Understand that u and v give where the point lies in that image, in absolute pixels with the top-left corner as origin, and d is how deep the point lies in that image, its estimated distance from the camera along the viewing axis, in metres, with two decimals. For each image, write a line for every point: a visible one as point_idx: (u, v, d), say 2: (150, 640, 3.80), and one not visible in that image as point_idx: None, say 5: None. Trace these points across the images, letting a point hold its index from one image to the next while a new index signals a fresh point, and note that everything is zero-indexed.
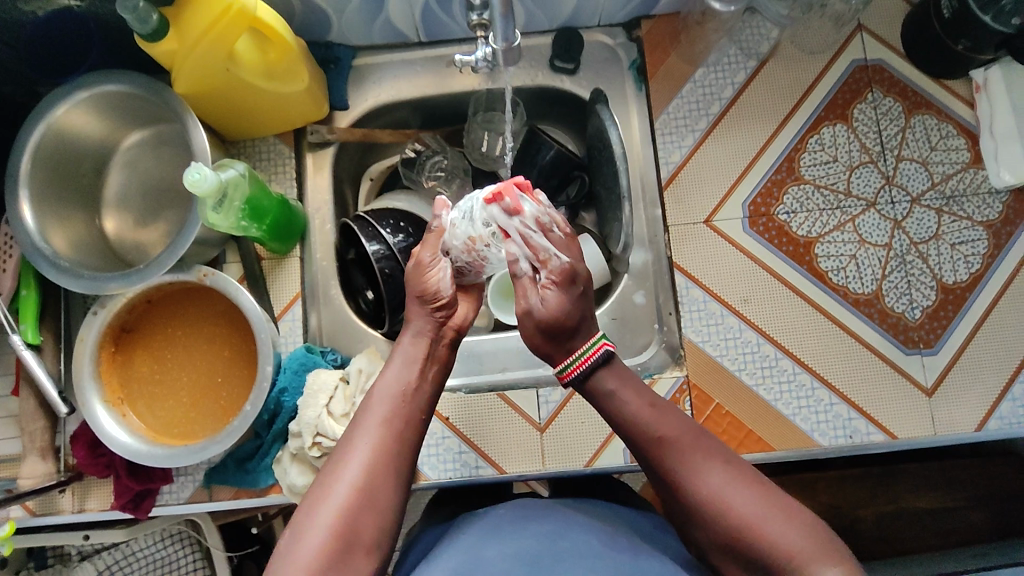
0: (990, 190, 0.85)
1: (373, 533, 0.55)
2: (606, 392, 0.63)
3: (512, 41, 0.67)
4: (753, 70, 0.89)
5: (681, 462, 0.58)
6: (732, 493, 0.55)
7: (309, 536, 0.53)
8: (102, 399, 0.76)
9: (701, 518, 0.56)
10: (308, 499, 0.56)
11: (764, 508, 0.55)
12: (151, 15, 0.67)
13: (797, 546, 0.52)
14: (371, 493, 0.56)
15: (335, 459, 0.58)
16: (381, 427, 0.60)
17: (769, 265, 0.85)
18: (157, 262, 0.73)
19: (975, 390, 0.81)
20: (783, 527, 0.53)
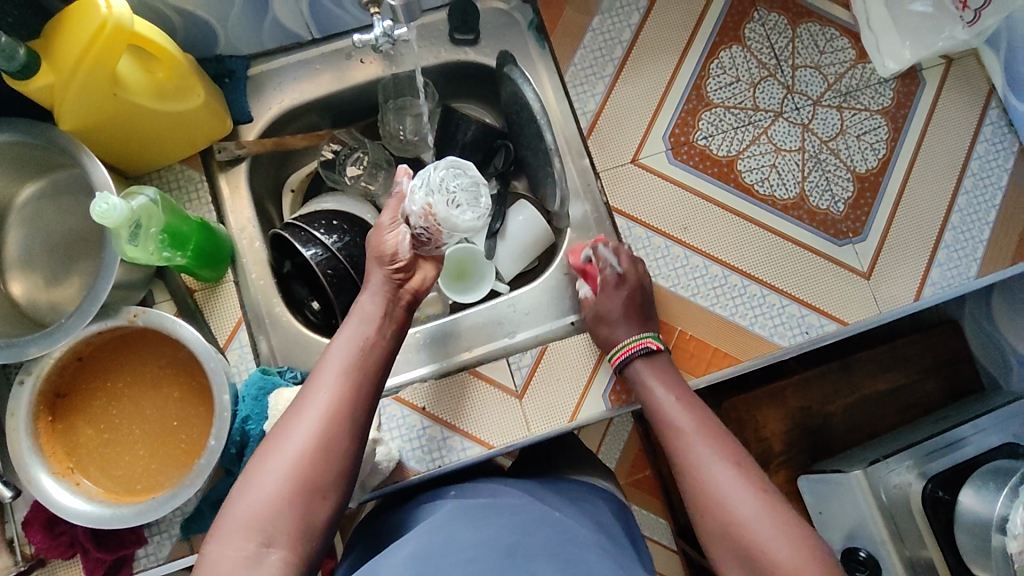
0: (879, 80, 0.91)
1: (330, 481, 0.59)
2: (640, 378, 0.77)
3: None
4: (645, 10, 0.91)
5: (696, 464, 0.66)
6: (735, 495, 0.62)
7: (263, 483, 0.57)
8: (49, 471, 0.70)
9: (703, 504, 0.64)
10: (263, 451, 0.60)
11: (772, 530, 0.60)
12: (17, 49, 0.62)
13: (787, 555, 0.58)
14: (326, 445, 0.59)
15: (289, 417, 0.61)
16: (337, 380, 0.62)
17: (700, 189, 0.87)
18: (79, 312, 0.68)
19: (905, 264, 0.87)
20: (777, 538, 0.59)
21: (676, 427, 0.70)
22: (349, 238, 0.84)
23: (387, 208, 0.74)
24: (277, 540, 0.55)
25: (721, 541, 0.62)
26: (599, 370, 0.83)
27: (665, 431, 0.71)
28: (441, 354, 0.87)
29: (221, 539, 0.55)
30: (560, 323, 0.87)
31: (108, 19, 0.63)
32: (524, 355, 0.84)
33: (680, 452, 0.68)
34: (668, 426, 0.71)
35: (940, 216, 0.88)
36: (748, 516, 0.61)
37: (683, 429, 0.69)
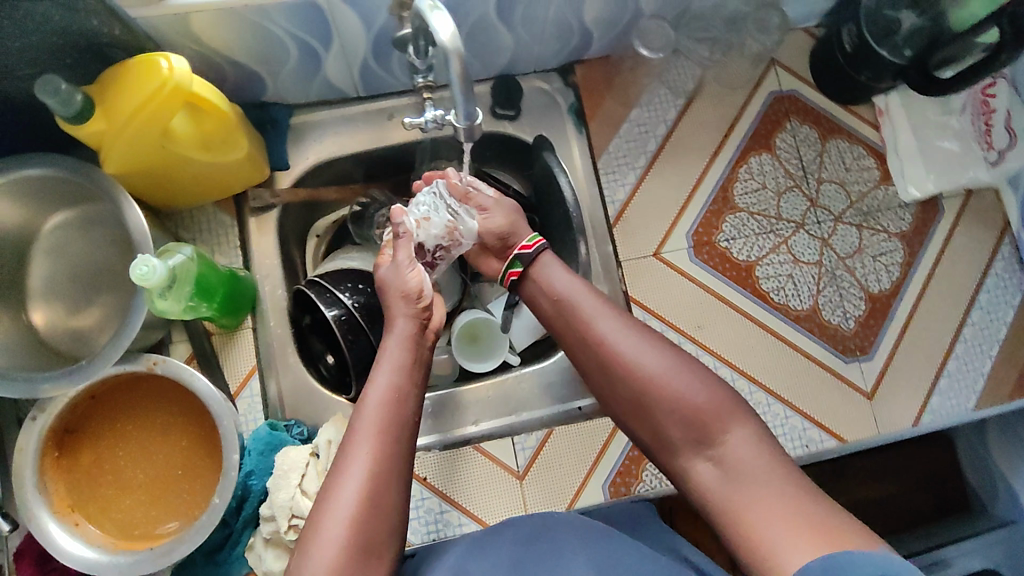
0: (900, 204, 0.93)
1: (383, 538, 0.59)
2: (541, 275, 0.73)
3: (475, 120, 0.58)
4: (682, 107, 0.94)
5: (599, 339, 0.66)
6: (640, 352, 0.63)
7: (322, 551, 0.57)
8: (51, 511, 0.70)
9: (617, 376, 0.64)
10: (314, 518, 0.59)
11: (663, 364, 0.63)
12: (74, 96, 0.62)
13: (702, 402, 0.60)
14: (373, 500, 0.59)
15: (332, 478, 0.60)
16: (376, 433, 0.62)
17: (717, 291, 0.89)
18: (102, 356, 0.69)
19: (907, 388, 0.89)
20: (690, 383, 0.61)
21: (567, 301, 0.70)
22: (371, 298, 0.85)
23: (399, 246, 0.74)
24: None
25: (635, 410, 0.63)
26: (600, 460, 0.85)
27: (558, 301, 0.70)
28: (448, 424, 0.87)
29: None
30: (569, 407, 0.88)
31: (169, 79, 0.63)
32: (529, 437, 0.85)
33: (582, 340, 0.67)
34: (561, 304, 0.70)
35: (944, 344, 0.91)
36: (659, 368, 0.62)
37: (577, 301, 0.69)
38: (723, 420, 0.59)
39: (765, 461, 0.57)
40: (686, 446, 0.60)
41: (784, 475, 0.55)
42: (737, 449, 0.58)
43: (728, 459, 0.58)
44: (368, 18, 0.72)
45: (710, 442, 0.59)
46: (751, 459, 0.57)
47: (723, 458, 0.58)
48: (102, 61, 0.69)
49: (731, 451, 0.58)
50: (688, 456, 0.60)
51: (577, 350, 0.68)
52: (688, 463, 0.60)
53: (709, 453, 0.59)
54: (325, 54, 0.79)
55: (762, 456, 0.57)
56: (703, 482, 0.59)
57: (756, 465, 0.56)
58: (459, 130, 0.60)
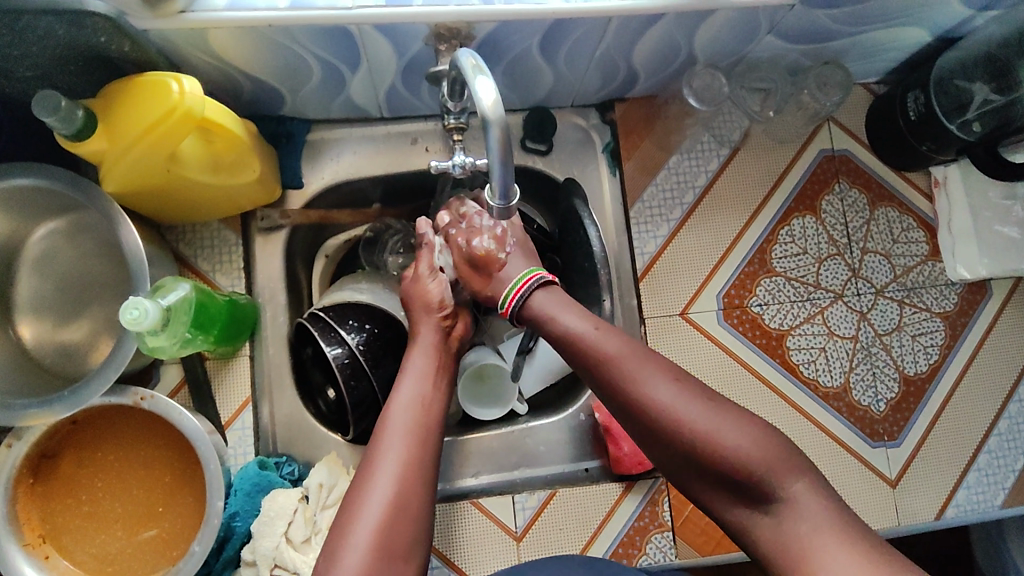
0: (946, 282, 0.88)
1: (410, 542, 0.57)
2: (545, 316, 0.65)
3: (510, 199, 0.53)
4: (724, 158, 0.88)
5: (632, 389, 0.57)
6: (676, 405, 0.55)
7: (347, 559, 0.54)
8: (20, 543, 0.67)
9: (657, 433, 0.56)
10: (339, 522, 0.57)
11: (709, 418, 0.54)
12: (76, 112, 0.57)
13: (756, 459, 0.52)
14: (402, 502, 0.57)
15: (358, 484, 0.58)
16: (405, 439, 0.61)
17: (743, 359, 0.85)
18: (89, 386, 0.64)
19: (933, 480, 0.84)
20: (741, 437, 0.53)
21: (591, 346, 0.61)
22: (376, 338, 0.80)
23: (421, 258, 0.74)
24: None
25: (683, 467, 0.56)
26: (604, 527, 0.80)
27: (580, 348, 0.61)
28: (447, 474, 0.83)
29: None
30: (574, 468, 0.84)
31: (179, 104, 0.58)
32: (531, 496, 0.80)
33: (611, 391, 0.59)
34: (586, 347, 0.61)
35: (978, 436, 0.85)
36: (703, 424, 0.54)
37: (600, 347, 0.60)
38: (782, 475, 0.52)
39: (829, 517, 0.50)
40: (745, 502, 0.53)
41: (848, 534, 0.49)
42: (800, 505, 0.51)
43: (789, 515, 0.51)
44: (401, 46, 0.67)
45: (769, 498, 0.52)
46: (816, 516, 0.50)
47: (788, 512, 0.51)
48: (110, 70, 0.63)
49: (796, 506, 0.51)
50: (746, 515, 0.53)
51: (609, 402, 0.60)
52: (746, 517, 0.53)
53: (767, 508, 0.52)
54: (351, 76, 0.73)
55: (827, 513, 0.50)
56: (764, 541, 0.52)
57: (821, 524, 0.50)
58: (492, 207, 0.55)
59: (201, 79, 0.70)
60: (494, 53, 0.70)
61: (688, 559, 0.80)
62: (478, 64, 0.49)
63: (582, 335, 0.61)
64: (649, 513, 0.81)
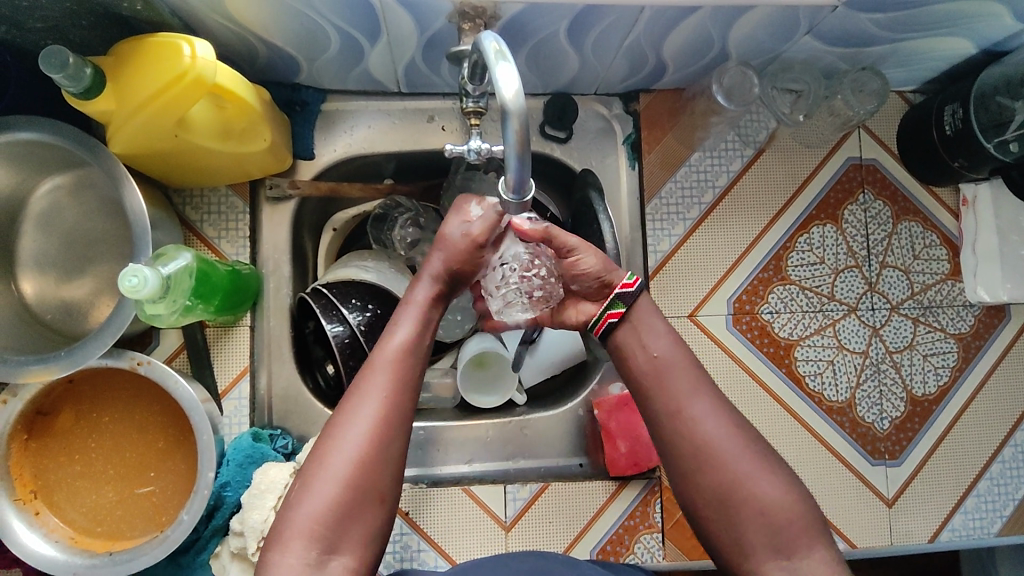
0: (964, 303, 0.86)
1: (385, 482, 0.55)
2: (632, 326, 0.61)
3: (524, 194, 0.50)
4: (748, 159, 0.85)
5: (696, 420, 0.57)
6: (734, 447, 0.56)
7: (320, 489, 0.52)
8: (11, 498, 0.67)
9: (707, 465, 0.56)
10: (315, 453, 0.55)
11: (756, 467, 0.55)
12: (84, 70, 0.55)
13: (792, 517, 0.54)
14: (380, 442, 0.55)
15: (341, 411, 0.56)
16: (393, 373, 0.57)
17: (749, 367, 0.83)
18: (86, 349, 0.64)
19: (930, 502, 0.83)
20: (782, 494, 0.54)
21: (668, 365, 0.59)
22: (378, 320, 0.79)
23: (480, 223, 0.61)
24: (339, 550, 0.52)
25: (716, 502, 0.55)
26: (594, 523, 0.80)
27: (654, 365, 0.59)
28: (440, 459, 0.83)
29: (280, 549, 0.51)
30: (569, 462, 0.84)
31: (190, 69, 0.56)
32: (522, 487, 0.80)
33: (673, 413, 0.57)
34: (660, 367, 0.59)
35: (979, 462, 0.84)
36: (751, 471, 0.55)
37: (676, 368, 0.59)
38: (808, 536, 0.54)
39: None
40: (761, 554, 0.54)
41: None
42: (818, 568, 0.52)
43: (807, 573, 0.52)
44: (424, 21, 0.64)
45: (790, 553, 0.53)
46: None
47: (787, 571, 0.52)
48: (122, 26, 0.61)
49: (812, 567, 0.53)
50: (761, 564, 0.53)
51: (662, 422, 0.58)
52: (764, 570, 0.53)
53: (784, 561, 0.53)
54: (370, 49, 0.71)
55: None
56: None
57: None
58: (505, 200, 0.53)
59: (217, 42, 0.68)
60: (520, 35, 0.68)
61: (675, 561, 0.80)
62: (500, 48, 0.47)
63: (661, 355, 0.59)
64: (640, 513, 0.80)
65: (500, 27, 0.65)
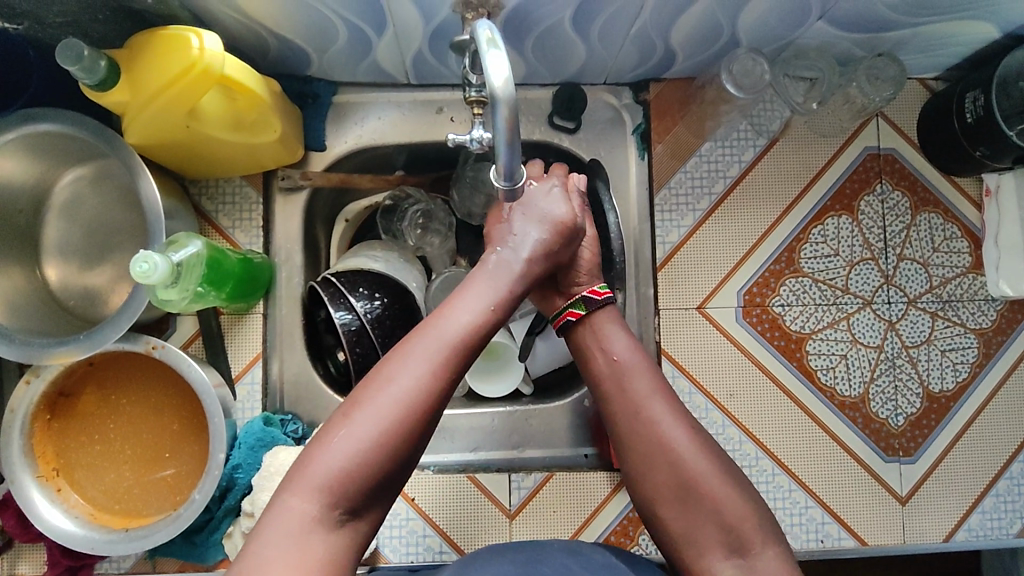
0: (985, 297, 0.83)
1: (413, 447, 0.52)
2: (597, 336, 0.65)
3: (515, 179, 0.52)
4: (761, 149, 0.84)
5: (652, 422, 0.60)
6: (687, 450, 0.58)
7: (351, 434, 0.50)
8: (34, 475, 0.70)
9: (662, 466, 0.58)
10: (355, 397, 0.52)
11: (709, 468, 0.57)
12: (98, 62, 0.58)
13: (745, 517, 0.55)
14: (424, 400, 0.52)
15: (392, 362, 0.54)
16: (453, 333, 0.55)
17: (760, 360, 0.82)
18: (103, 334, 0.66)
19: (947, 500, 0.81)
20: (734, 491, 0.56)
21: (626, 368, 0.62)
22: (386, 310, 0.80)
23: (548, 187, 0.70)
24: (351, 513, 0.50)
25: (671, 498, 0.57)
26: (598, 514, 0.80)
27: (613, 370, 0.63)
28: (446, 446, 0.84)
29: (287, 495, 0.49)
30: (574, 453, 0.84)
31: (198, 61, 0.58)
32: (527, 476, 0.80)
33: (631, 416, 0.60)
34: (618, 371, 0.63)
35: (1000, 460, 0.82)
36: (705, 470, 0.57)
37: (633, 374, 0.62)
38: (763, 535, 0.55)
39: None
40: (715, 548, 0.55)
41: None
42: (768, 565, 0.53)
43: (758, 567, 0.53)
44: (428, 11, 0.64)
45: (744, 549, 0.54)
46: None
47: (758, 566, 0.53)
48: (135, 19, 0.63)
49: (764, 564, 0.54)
50: (713, 558, 0.55)
51: (619, 428, 0.61)
52: (715, 563, 0.55)
53: (738, 558, 0.54)
54: (377, 41, 0.72)
55: None
56: None
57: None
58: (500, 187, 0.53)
59: (229, 34, 0.70)
60: (525, 24, 0.68)
61: None
62: (494, 36, 0.47)
63: (620, 358, 0.63)
64: None
65: (504, 17, 0.65)
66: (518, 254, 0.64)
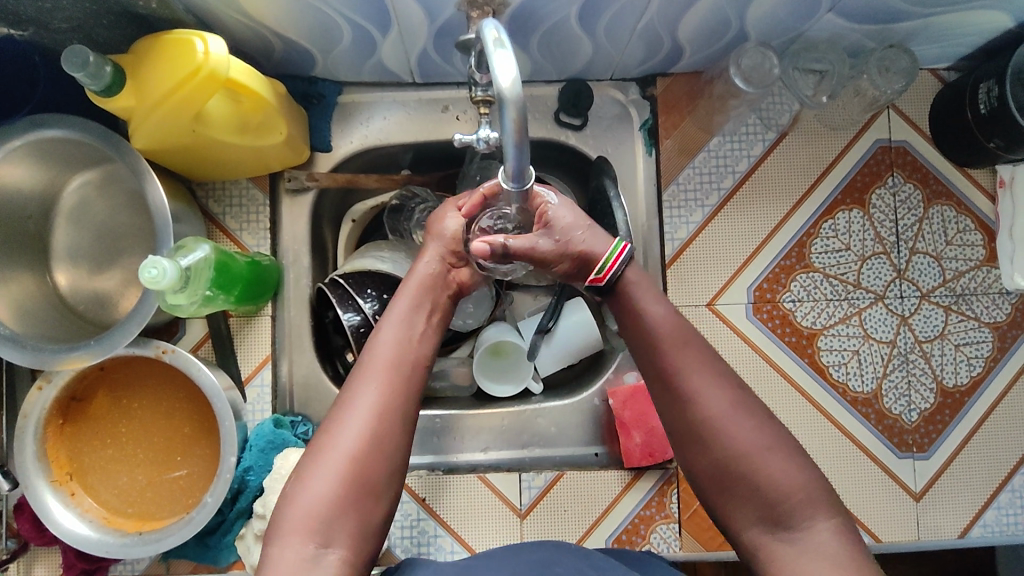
0: (1000, 290, 0.82)
1: (383, 478, 0.54)
2: (631, 307, 0.62)
3: (524, 181, 0.51)
4: (770, 142, 0.83)
5: (692, 396, 0.57)
6: (735, 420, 0.56)
7: (316, 482, 0.52)
8: (48, 479, 0.70)
9: (707, 437, 0.56)
10: (313, 449, 0.55)
11: (760, 439, 0.55)
12: (103, 68, 0.57)
13: (794, 488, 0.54)
14: (377, 440, 0.54)
15: (339, 407, 0.56)
16: (387, 368, 0.58)
17: (770, 356, 0.81)
18: (114, 339, 0.66)
19: (962, 495, 0.80)
20: (781, 464, 0.54)
21: (663, 344, 0.59)
22: None
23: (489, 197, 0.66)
24: (336, 541, 0.51)
25: (720, 475, 0.56)
26: (609, 512, 0.80)
27: (649, 345, 0.60)
28: (457, 446, 0.84)
29: (280, 540, 0.51)
30: (585, 452, 0.84)
31: (203, 65, 0.58)
32: (538, 476, 0.80)
33: (669, 391, 0.58)
34: (655, 345, 0.60)
35: (1015, 455, 0.81)
36: (751, 443, 0.55)
37: (672, 344, 0.59)
38: (811, 506, 0.53)
39: (828, 549, 0.51)
40: (761, 524, 0.54)
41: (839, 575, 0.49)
42: (823, 539, 0.52)
43: (808, 544, 0.52)
44: (432, 11, 0.64)
45: (791, 524, 0.53)
46: (834, 553, 0.51)
47: (809, 548, 0.52)
48: (140, 24, 0.63)
49: (816, 537, 0.52)
50: (762, 535, 0.54)
51: (660, 399, 0.60)
52: (762, 540, 0.54)
53: (785, 532, 0.53)
54: (381, 41, 0.71)
55: None
56: (781, 562, 0.52)
57: (838, 560, 0.50)
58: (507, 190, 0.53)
59: (233, 38, 0.70)
60: (530, 22, 0.67)
61: (692, 551, 0.79)
62: (499, 36, 0.46)
63: (660, 331, 0.60)
64: (656, 503, 0.80)
65: (508, 15, 0.65)
66: (415, 267, 0.66)
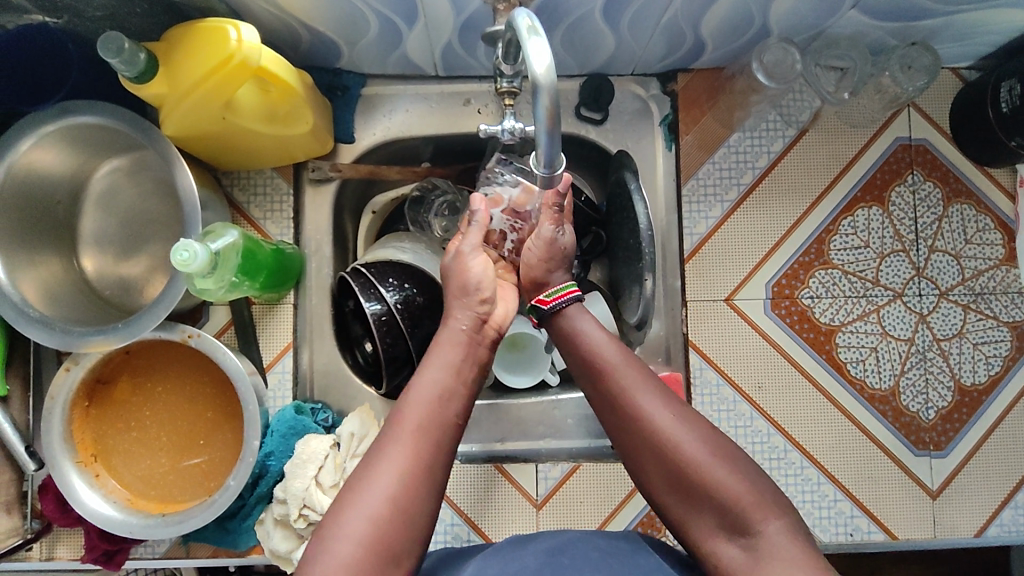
0: (1018, 290, 0.82)
1: (406, 545, 0.51)
2: (575, 332, 0.64)
3: (554, 169, 0.51)
4: (790, 139, 0.83)
5: (635, 413, 0.58)
6: (678, 432, 0.56)
7: (337, 545, 0.49)
8: (74, 460, 0.71)
9: (653, 453, 0.57)
10: (335, 507, 0.52)
11: (703, 449, 0.55)
12: (138, 55, 0.58)
13: (745, 494, 0.53)
14: (405, 506, 0.52)
15: (362, 468, 0.53)
16: (416, 430, 0.55)
17: (787, 351, 0.82)
18: (141, 323, 0.67)
19: (979, 494, 0.80)
20: (727, 474, 0.54)
21: (607, 366, 0.61)
22: (414, 301, 0.80)
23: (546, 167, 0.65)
24: None
25: (672, 488, 0.56)
26: (625, 505, 0.80)
27: (596, 370, 0.61)
28: (474, 436, 0.85)
29: None
30: (602, 444, 0.84)
31: (236, 52, 0.58)
32: (555, 466, 0.81)
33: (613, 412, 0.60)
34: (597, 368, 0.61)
35: None
36: (697, 454, 0.55)
37: (613, 366, 0.61)
38: (763, 510, 0.52)
39: None
40: (718, 532, 0.54)
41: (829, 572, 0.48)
42: None
43: (765, 548, 0.51)
44: (460, 3, 0.65)
45: (746, 530, 0.52)
46: (790, 551, 0.50)
47: (765, 549, 0.51)
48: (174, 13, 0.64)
49: (771, 541, 0.51)
50: (721, 544, 0.54)
51: (610, 423, 0.61)
52: (722, 550, 0.53)
53: (743, 539, 0.52)
54: (407, 33, 0.72)
55: None
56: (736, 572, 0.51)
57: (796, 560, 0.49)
58: (536, 176, 0.53)
59: (262, 27, 0.71)
60: (555, 16, 0.68)
61: None
62: (532, 25, 0.47)
63: (601, 355, 0.62)
64: None
65: (535, 7, 0.66)
66: (449, 322, 0.63)
